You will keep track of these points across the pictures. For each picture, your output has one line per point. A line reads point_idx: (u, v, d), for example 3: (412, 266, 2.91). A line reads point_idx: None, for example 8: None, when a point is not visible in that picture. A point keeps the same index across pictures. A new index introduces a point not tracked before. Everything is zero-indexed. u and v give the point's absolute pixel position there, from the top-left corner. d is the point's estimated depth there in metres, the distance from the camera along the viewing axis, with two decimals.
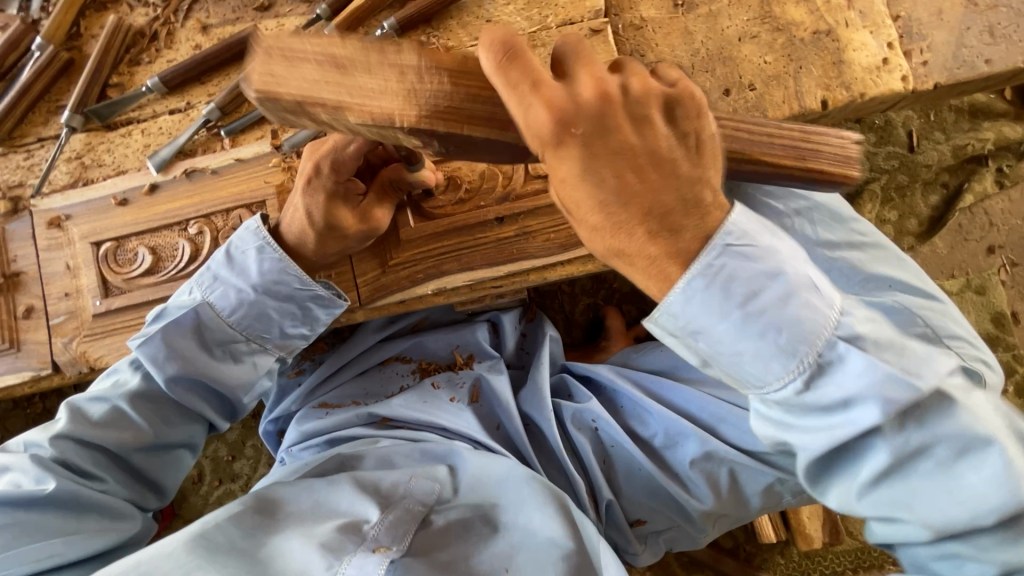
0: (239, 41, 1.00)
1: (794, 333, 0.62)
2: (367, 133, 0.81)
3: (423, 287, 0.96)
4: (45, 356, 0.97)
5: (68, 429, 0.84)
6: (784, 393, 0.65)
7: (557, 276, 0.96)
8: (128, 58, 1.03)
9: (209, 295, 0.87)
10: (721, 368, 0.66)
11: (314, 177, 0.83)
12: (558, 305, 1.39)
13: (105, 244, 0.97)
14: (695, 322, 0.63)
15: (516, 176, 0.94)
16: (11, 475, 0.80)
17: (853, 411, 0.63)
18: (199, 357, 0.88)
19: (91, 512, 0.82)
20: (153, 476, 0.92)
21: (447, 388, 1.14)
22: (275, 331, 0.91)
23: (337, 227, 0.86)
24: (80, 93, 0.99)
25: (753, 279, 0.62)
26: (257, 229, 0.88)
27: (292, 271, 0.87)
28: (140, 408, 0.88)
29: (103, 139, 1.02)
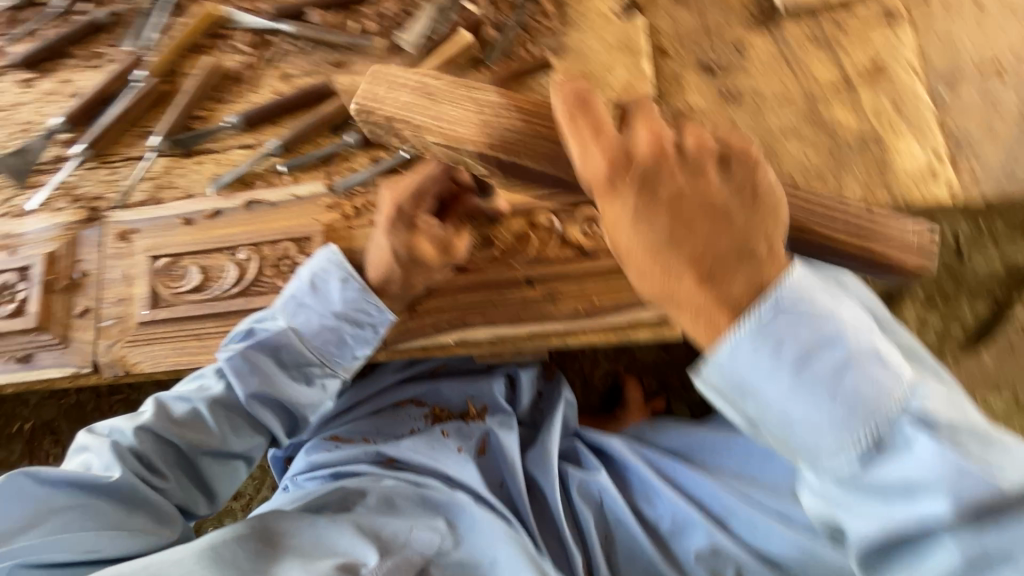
0: (316, 90, 1.10)
1: (863, 393, 0.63)
2: (439, 166, 0.89)
3: (446, 336, 0.98)
4: (87, 355, 1.03)
5: (150, 421, 0.86)
6: (839, 465, 0.63)
7: (575, 343, 0.96)
8: (213, 96, 1.14)
9: (293, 320, 0.91)
10: (772, 430, 0.66)
11: (395, 216, 0.89)
12: (578, 367, 1.38)
13: (163, 259, 1.04)
14: (750, 372, 0.64)
15: (550, 242, 0.97)
16: (89, 455, 0.85)
17: (918, 497, 0.61)
18: (276, 375, 0.91)
19: (142, 510, 0.83)
20: (211, 484, 0.91)
21: (457, 437, 1.13)
22: (347, 355, 0.94)
23: (420, 259, 0.90)
24: (169, 124, 1.10)
25: (810, 345, 0.63)
26: (339, 259, 0.92)
27: (373, 301, 0.92)
28: (216, 416, 0.89)
29: (179, 164, 1.12)
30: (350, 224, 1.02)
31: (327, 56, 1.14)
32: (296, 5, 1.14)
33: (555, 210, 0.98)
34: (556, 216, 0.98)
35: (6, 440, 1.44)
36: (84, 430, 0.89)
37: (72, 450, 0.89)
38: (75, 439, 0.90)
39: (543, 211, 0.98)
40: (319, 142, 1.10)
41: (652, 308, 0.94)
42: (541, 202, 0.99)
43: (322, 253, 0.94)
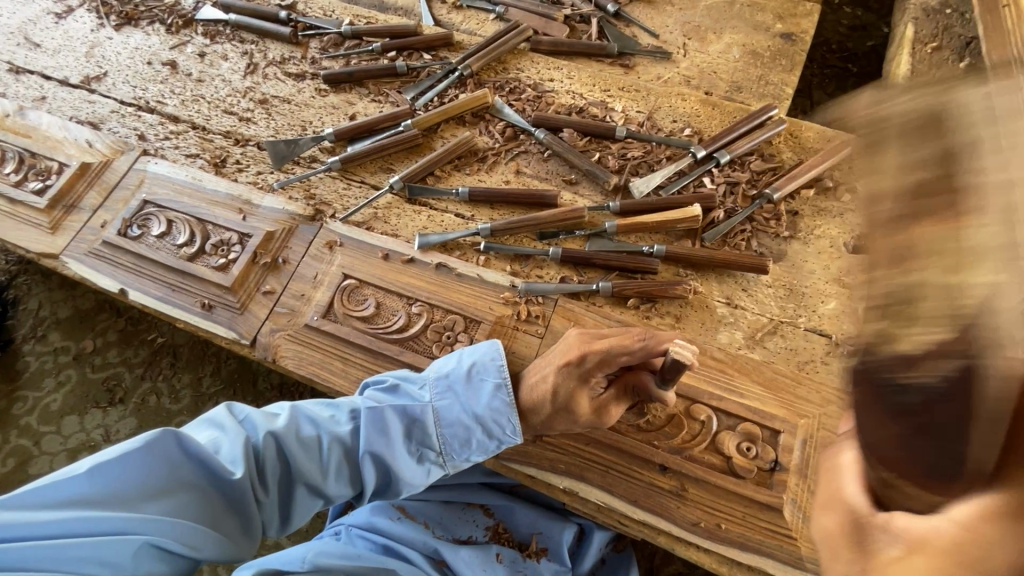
0: (541, 195, 1.18)
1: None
2: (643, 348, 0.88)
3: (558, 479, 0.96)
4: (253, 330, 1.14)
5: (282, 434, 0.91)
6: None
7: (685, 555, 0.90)
8: (454, 163, 1.27)
9: (437, 402, 0.94)
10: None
11: (574, 363, 0.89)
12: (649, 551, 1.28)
13: (350, 280, 1.14)
14: None
15: (700, 439, 0.93)
16: (218, 437, 0.90)
17: None
18: (398, 443, 0.93)
19: (235, 515, 0.88)
20: (291, 511, 0.94)
21: (508, 568, 1.11)
22: (463, 455, 0.95)
23: (573, 411, 0.89)
24: (410, 172, 1.24)
25: None
26: (502, 366, 0.95)
27: (513, 423, 0.93)
28: (332, 454, 0.93)
29: (400, 206, 1.24)
30: (518, 326, 1.06)
31: (562, 172, 1.24)
32: (554, 119, 1.27)
33: (717, 410, 0.95)
34: (716, 417, 0.94)
35: (144, 346, 1.63)
36: (224, 405, 0.95)
37: (203, 418, 0.94)
38: (214, 409, 0.95)
39: (704, 405, 0.95)
40: (521, 240, 1.17)
41: (778, 564, 0.86)
42: (706, 396, 0.96)
43: (487, 346, 0.97)
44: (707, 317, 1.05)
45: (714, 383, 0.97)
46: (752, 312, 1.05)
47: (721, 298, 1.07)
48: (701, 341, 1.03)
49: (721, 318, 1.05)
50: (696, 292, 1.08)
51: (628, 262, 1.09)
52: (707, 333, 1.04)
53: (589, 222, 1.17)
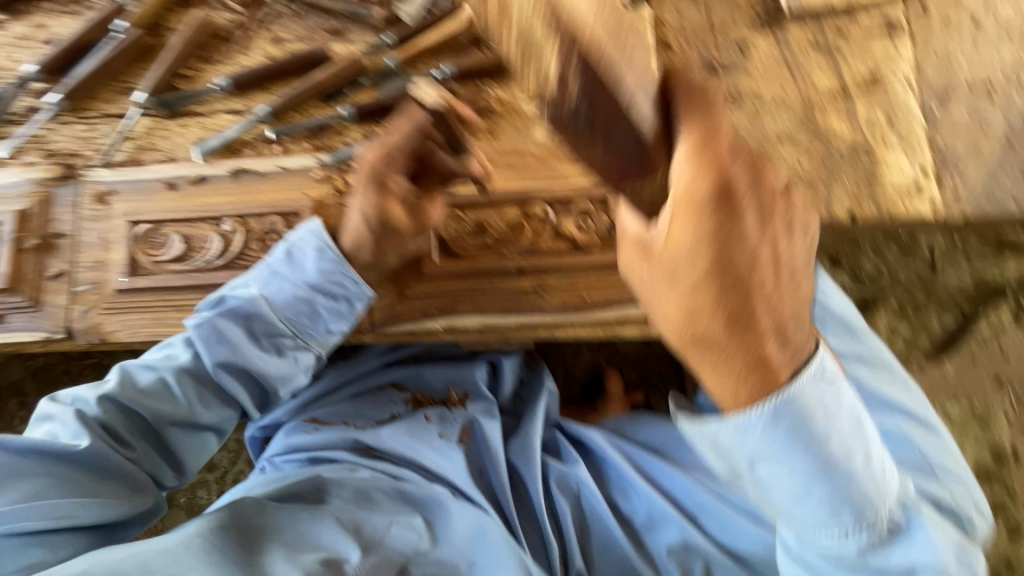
0: (309, 53, 1.06)
1: (864, 494, 0.64)
2: (421, 132, 0.88)
3: (434, 323, 0.97)
4: (62, 321, 1.00)
5: (116, 390, 0.87)
6: (841, 544, 0.64)
7: (565, 336, 0.97)
8: (201, 56, 1.09)
9: (265, 291, 0.91)
10: (765, 496, 0.65)
11: (368, 178, 0.88)
12: (561, 357, 1.39)
13: (142, 225, 1.00)
14: (771, 447, 0.61)
15: (544, 233, 0.97)
16: (54, 425, 0.86)
17: (905, 561, 0.65)
18: (245, 345, 0.90)
19: (110, 479, 0.85)
20: (177, 453, 0.92)
21: (438, 424, 1.12)
22: (320, 328, 0.94)
23: (393, 226, 0.89)
24: (154, 81, 1.06)
25: (838, 427, 0.62)
26: (316, 231, 0.93)
27: (350, 276, 0.92)
28: (184, 384, 0.89)
29: (161, 126, 1.07)
30: (340, 201, 1.00)
31: (322, 23, 1.09)
32: None
33: (550, 202, 0.98)
34: (551, 207, 0.98)
35: None
36: (46, 399, 0.90)
37: (35, 418, 0.90)
38: (37, 408, 0.90)
39: (538, 202, 0.98)
40: (309, 112, 1.06)
41: (641, 306, 0.95)
42: (536, 192, 0.98)
43: (297, 227, 0.94)
44: (519, 121, 1.04)
45: (539, 181, 0.99)
46: None
47: (525, 97, 1.05)
48: (518, 145, 1.02)
49: (531, 116, 1.04)
50: (500, 100, 1.05)
51: None
52: (522, 136, 1.03)
53: (370, 66, 1.06)
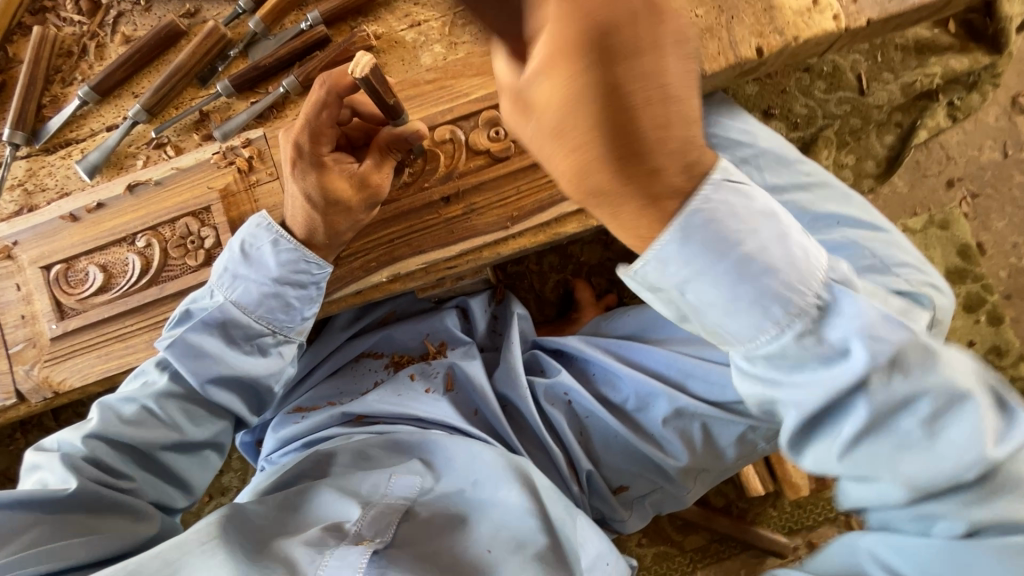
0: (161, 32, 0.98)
1: (785, 282, 0.61)
2: (332, 95, 0.81)
3: (379, 275, 0.96)
4: (8, 386, 0.96)
5: (99, 429, 0.84)
6: (778, 343, 0.62)
7: (510, 250, 0.95)
8: (60, 78, 1.02)
9: (231, 294, 0.87)
10: (705, 322, 0.64)
11: (297, 157, 0.84)
12: (528, 285, 1.38)
13: (55, 267, 0.96)
14: (692, 262, 0.60)
15: (459, 153, 0.93)
16: (43, 472, 0.83)
17: (850, 358, 0.61)
18: (226, 353, 0.88)
19: (114, 512, 0.82)
20: (181, 476, 0.91)
21: (422, 378, 1.13)
22: (296, 318, 0.91)
23: (337, 200, 0.85)
24: (18, 111, 0.98)
25: (746, 226, 0.61)
26: (268, 225, 0.88)
27: (311, 259, 0.88)
28: (169, 408, 0.87)
29: (44, 163, 1.01)
30: (248, 183, 0.96)
31: (173, 8, 1.02)
32: None
33: (456, 122, 0.94)
34: (458, 127, 0.94)
35: None
36: (32, 449, 0.87)
37: (24, 470, 0.86)
38: (25, 459, 0.87)
39: (443, 125, 0.94)
40: (186, 101, 1.01)
41: (574, 198, 0.93)
42: (440, 116, 0.94)
43: (248, 220, 0.91)
44: (404, 52, 1.00)
45: (439, 104, 0.95)
46: (436, 19, 1.00)
47: (403, 26, 1.00)
48: (410, 75, 0.98)
49: (415, 44, 1.00)
50: (378, 36, 1.00)
51: (296, 45, 0.96)
52: (411, 66, 1.00)
53: (235, 37, 1.00)
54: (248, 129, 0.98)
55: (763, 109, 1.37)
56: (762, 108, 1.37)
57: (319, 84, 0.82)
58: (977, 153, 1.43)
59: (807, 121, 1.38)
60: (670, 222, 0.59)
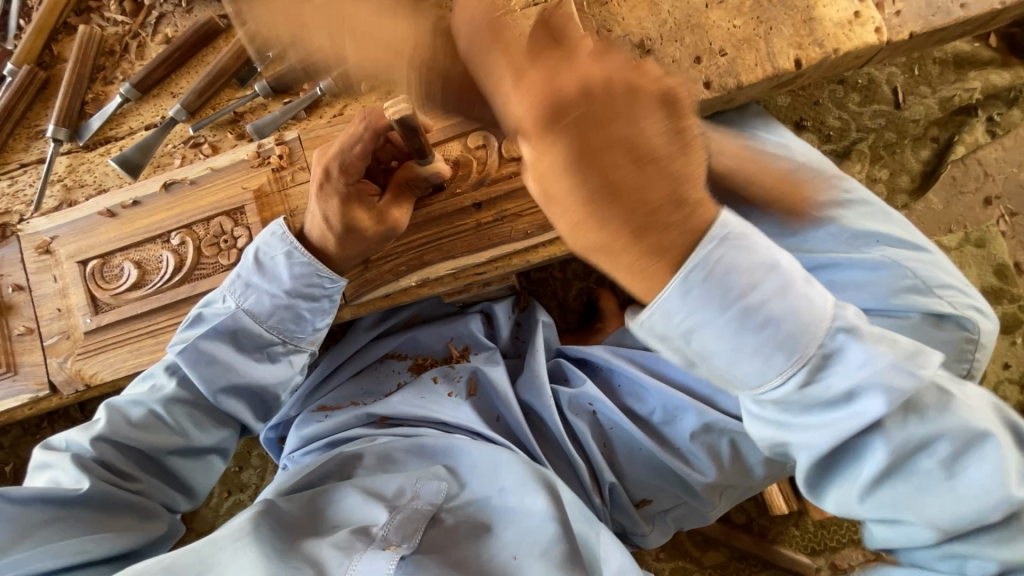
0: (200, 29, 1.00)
1: (795, 331, 0.59)
2: (370, 131, 0.82)
3: (407, 279, 0.96)
4: (42, 377, 0.98)
5: (107, 430, 0.85)
6: (784, 391, 0.61)
7: (541, 257, 0.95)
8: (101, 77, 1.04)
9: (243, 302, 0.88)
10: (713, 369, 0.62)
11: (325, 182, 0.85)
12: (551, 292, 1.37)
13: (92, 261, 0.97)
14: (693, 314, 0.57)
15: (491, 160, 0.93)
16: (54, 472, 0.83)
17: (857, 403, 0.62)
18: (237, 360, 0.89)
19: (123, 510, 0.82)
20: (185, 480, 0.92)
21: (446, 382, 1.12)
22: (307, 329, 0.92)
23: (356, 229, 0.86)
24: (61, 108, 1.00)
25: (751, 277, 0.57)
26: (282, 234, 0.89)
27: (324, 273, 0.89)
28: (177, 413, 0.89)
29: (83, 160, 1.03)
30: (282, 185, 0.96)
31: (214, 9, 1.03)
32: None
33: None
34: (492, 133, 0.94)
35: None
36: (39, 449, 0.88)
37: (32, 469, 0.88)
38: (34, 458, 0.87)
39: (477, 131, 0.94)
40: (222, 100, 1.02)
41: None
42: (474, 122, 0.94)
43: (269, 227, 0.91)
44: None
45: None
46: None
47: None
48: None
49: None
50: None
51: None
52: None
53: None
54: (284, 128, 0.99)
55: (795, 121, 1.36)
56: (794, 119, 1.36)
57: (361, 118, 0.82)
58: (1016, 170, 1.38)
59: (840, 134, 1.36)
60: (675, 271, 0.56)
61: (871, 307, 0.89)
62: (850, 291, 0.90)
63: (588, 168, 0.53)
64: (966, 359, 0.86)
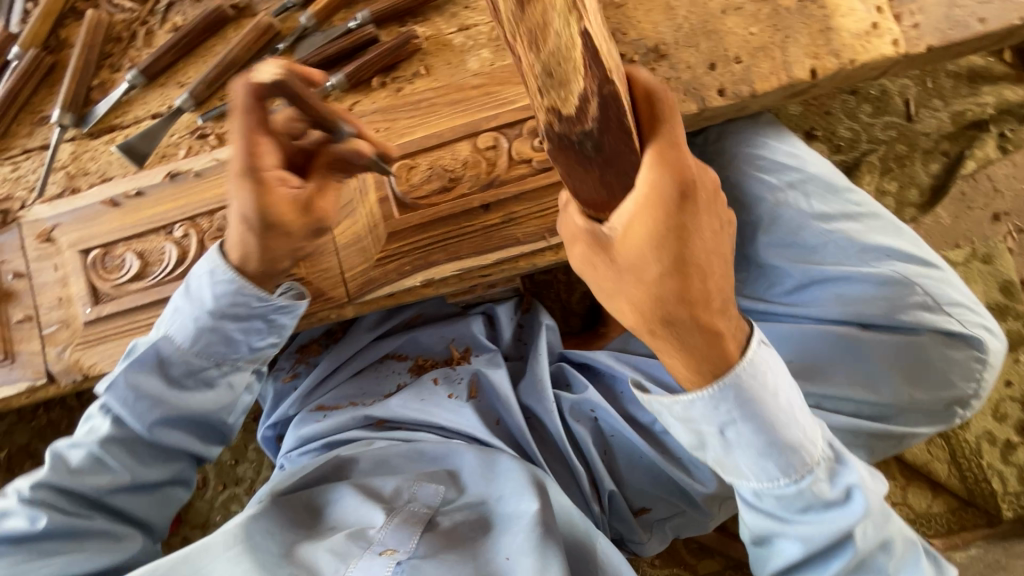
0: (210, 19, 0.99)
1: (804, 439, 0.70)
2: (249, 101, 0.75)
3: (412, 279, 0.94)
4: (38, 367, 0.96)
5: (47, 477, 0.84)
6: (794, 488, 0.70)
7: (548, 261, 0.93)
8: (108, 63, 1.03)
9: (167, 330, 0.87)
10: (726, 457, 0.71)
11: (242, 173, 0.78)
12: (555, 295, 1.36)
13: (93, 251, 0.96)
14: (723, 410, 0.68)
15: (500, 161, 0.92)
16: (6, 520, 0.83)
17: (849, 505, 0.70)
18: (170, 394, 0.88)
19: (92, 540, 0.85)
20: (140, 515, 0.91)
21: (446, 384, 1.12)
22: (243, 349, 0.91)
23: (278, 223, 0.81)
24: (67, 94, 1.00)
25: (773, 391, 0.69)
26: (207, 255, 0.87)
27: (250, 291, 0.86)
28: (115, 452, 0.88)
29: (87, 147, 1.02)
30: None
31: None
32: None
33: (500, 129, 0.93)
34: (503, 135, 0.93)
35: None
36: None
37: None
38: None
39: (488, 132, 0.93)
40: (230, 90, 1.01)
41: None
42: (485, 122, 0.93)
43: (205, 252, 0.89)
44: (451, 55, 0.98)
45: (485, 110, 0.94)
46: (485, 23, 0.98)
47: (453, 29, 0.99)
48: (456, 79, 0.97)
49: (462, 48, 0.98)
50: (427, 37, 0.99)
51: (344, 43, 0.96)
52: (456, 70, 0.97)
53: (284, 30, 1.00)
54: None
55: (805, 130, 1.36)
56: (805, 128, 1.35)
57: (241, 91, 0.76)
58: None
59: (849, 145, 1.36)
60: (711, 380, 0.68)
61: (878, 322, 0.90)
62: (857, 305, 0.91)
63: (670, 291, 0.64)
64: (974, 378, 0.88)
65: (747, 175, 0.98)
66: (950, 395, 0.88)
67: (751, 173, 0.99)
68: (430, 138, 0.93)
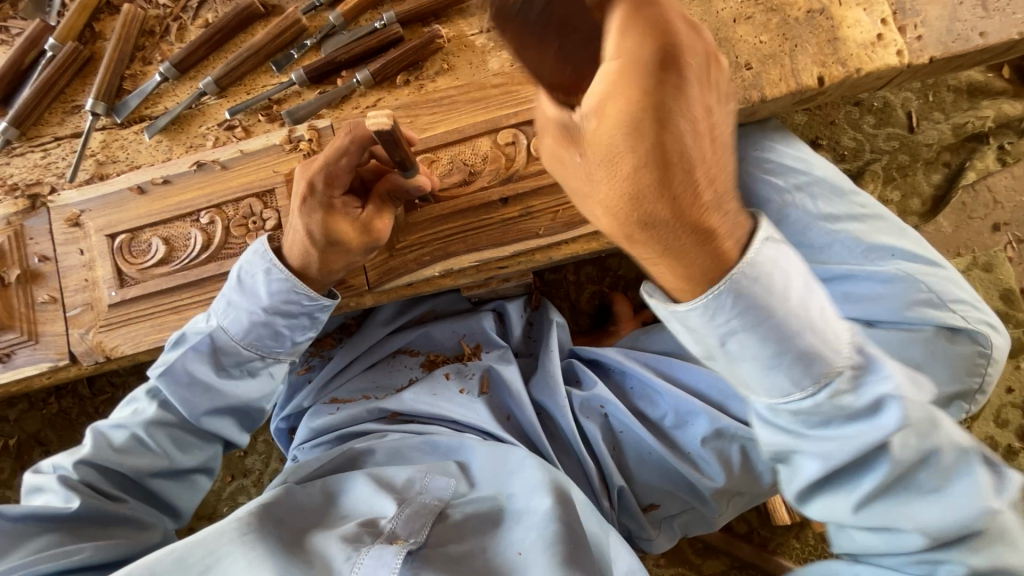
0: (240, 15, 1.02)
1: (821, 340, 0.62)
2: (354, 141, 0.83)
3: (430, 270, 0.97)
4: (63, 347, 0.99)
5: (90, 455, 0.86)
6: (810, 401, 0.64)
7: (562, 255, 0.97)
8: (140, 56, 1.07)
9: (223, 320, 0.89)
10: (740, 374, 0.66)
11: (309, 195, 0.86)
12: (565, 293, 1.39)
13: (120, 236, 0.99)
14: (739, 314, 0.62)
15: (519, 157, 0.95)
16: (45, 495, 0.85)
17: (879, 416, 0.63)
18: (217, 380, 0.91)
19: (116, 525, 0.85)
20: (170, 502, 0.94)
21: (457, 379, 1.14)
22: (287, 344, 0.94)
23: (338, 241, 0.87)
24: (99, 84, 1.02)
25: (790, 285, 0.63)
26: (263, 252, 0.90)
27: (302, 290, 0.90)
28: (158, 436, 0.90)
29: (118, 136, 1.05)
30: None
31: None
32: None
33: (520, 126, 0.96)
34: (522, 132, 0.96)
35: None
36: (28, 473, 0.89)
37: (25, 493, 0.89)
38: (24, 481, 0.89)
39: (508, 128, 0.96)
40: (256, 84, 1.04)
41: None
42: (505, 119, 0.96)
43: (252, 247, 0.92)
44: (473, 55, 1.02)
45: (505, 108, 0.97)
46: None
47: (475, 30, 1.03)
48: (477, 78, 1.01)
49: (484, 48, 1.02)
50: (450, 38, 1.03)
51: (370, 42, 0.99)
52: (478, 69, 1.02)
53: (312, 28, 1.04)
54: (319, 116, 1.01)
55: (811, 139, 1.40)
56: (810, 137, 1.39)
57: (347, 133, 0.83)
58: None
59: (854, 154, 1.39)
60: (719, 267, 0.61)
61: (884, 318, 0.92)
62: (862, 303, 0.93)
63: (645, 145, 0.58)
64: (978, 371, 0.89)
65: (754, 175, 1.00)
66: (959, 386, 0.89)
67: (759, 174, 1.01)
68: (451, 133, 0.96)
